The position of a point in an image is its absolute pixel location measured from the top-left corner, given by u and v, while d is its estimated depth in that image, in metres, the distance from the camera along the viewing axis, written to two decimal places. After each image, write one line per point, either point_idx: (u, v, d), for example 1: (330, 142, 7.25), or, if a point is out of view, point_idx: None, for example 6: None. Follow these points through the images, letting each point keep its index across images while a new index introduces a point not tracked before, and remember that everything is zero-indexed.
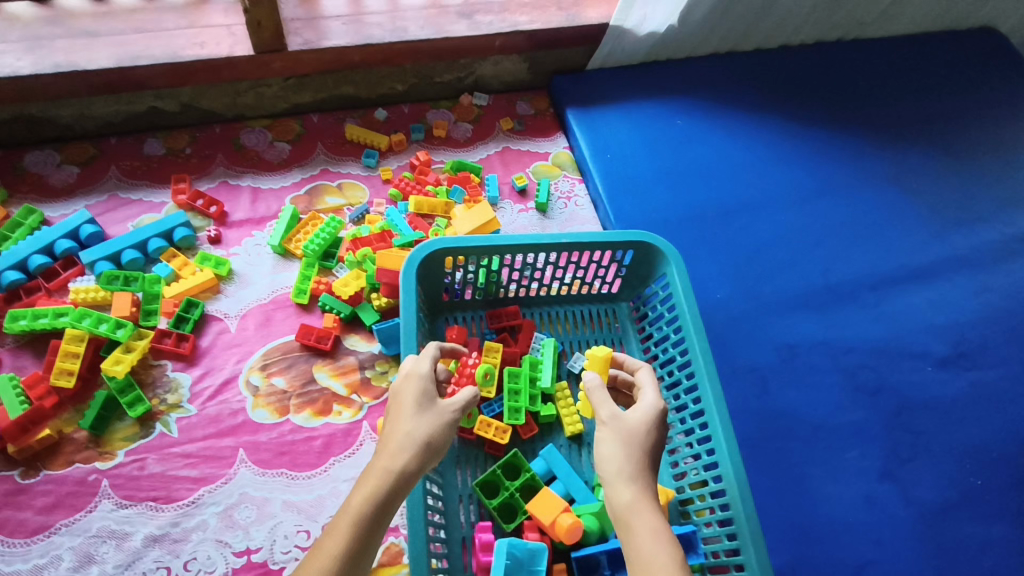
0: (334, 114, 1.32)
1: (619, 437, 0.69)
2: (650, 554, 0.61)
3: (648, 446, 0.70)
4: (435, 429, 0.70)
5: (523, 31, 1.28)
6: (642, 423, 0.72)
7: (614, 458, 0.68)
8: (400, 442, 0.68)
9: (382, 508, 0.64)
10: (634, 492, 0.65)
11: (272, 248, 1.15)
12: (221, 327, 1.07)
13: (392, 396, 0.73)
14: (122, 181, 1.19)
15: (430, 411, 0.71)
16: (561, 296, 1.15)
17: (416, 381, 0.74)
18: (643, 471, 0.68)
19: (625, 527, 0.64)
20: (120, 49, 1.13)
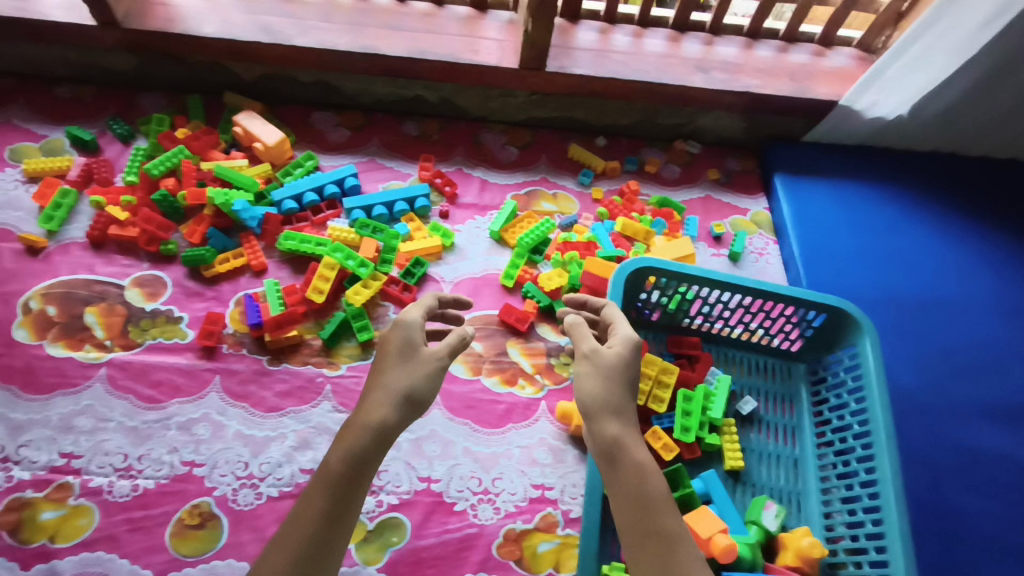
0: (561, 133, 1.46)
1: (596, 372, 0.87)
2: (646, 482, 0.79)
3: (626, 375, 0.88)
4: (416, 381, 0.85)
5: (752, 93, 1.37)
6: (623, 356, 0.90)
7: (603, 395, 0.86)
8: (385, 394, 0.83)
9: (359, 464, 0.78)
10: (618, 426, 0.84)
11: (490, 233, 1.29)
12: (437, 288, 1.22)
13: (380, 347, 0.89)
14: (381, 150, 1.38)
15: (409, 362, 0.87)
16: (741, 341, 1.21)
17: (401, 335, 0.90)
18: (625, 406, 0.86)
19: (613, 453, 0.82)
20: (413, 44, 1.31)
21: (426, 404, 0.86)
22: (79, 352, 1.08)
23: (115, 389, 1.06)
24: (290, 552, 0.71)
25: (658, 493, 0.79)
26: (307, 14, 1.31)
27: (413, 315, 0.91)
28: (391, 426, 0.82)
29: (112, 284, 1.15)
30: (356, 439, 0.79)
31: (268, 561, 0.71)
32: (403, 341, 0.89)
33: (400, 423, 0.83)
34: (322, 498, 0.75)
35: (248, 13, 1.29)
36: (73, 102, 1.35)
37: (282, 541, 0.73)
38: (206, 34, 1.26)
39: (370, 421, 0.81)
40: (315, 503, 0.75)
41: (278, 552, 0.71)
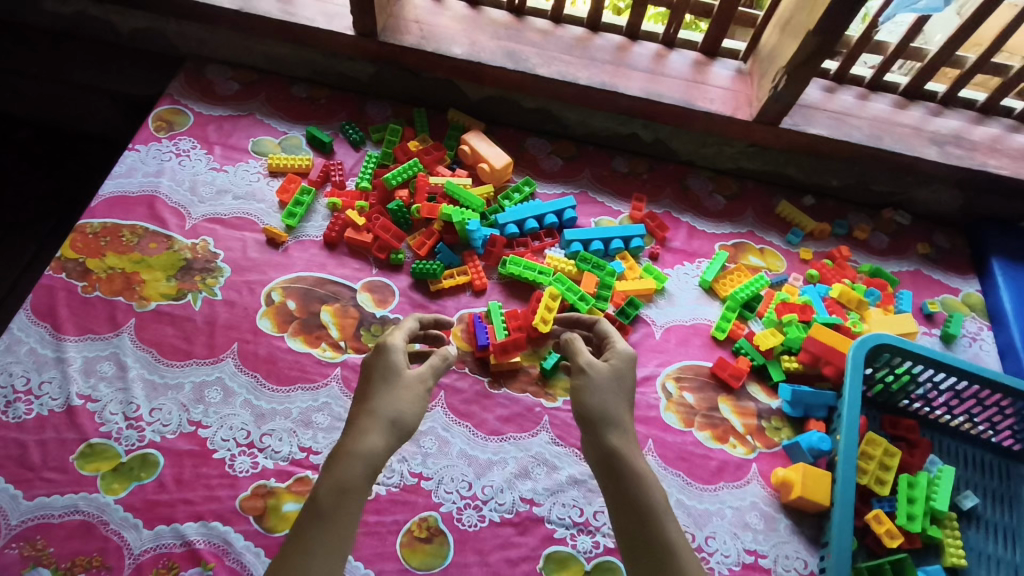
0: (767, 187, 1.45)
1: (596, 386, 0.94)
2: (644, 491, 0.83)
3: (620, 386, 0.94)
4: (401, 407, 0.87)
5: (989, 173, 1.32)
6: (620, 369, 0.96)
7: (600, 409, 0.91)
8: (372, 420, 0.85)
9: (345, 494, 0.78)
10: (616, 437, 0.89)
11: (700, 282, 1.30)
12: (649, 331, 1.23)
13: (362, 373, 0.92)
14: (592, 183, 1.41)
15: (393, 386, 0.90)
16: (961, 431, 1.16)
17: (384, 360, 0.92)
18: (621, 419, 0.91)
19: (612, 462, 0.87)
20: (650, 85, 1.32)
21: (412, 427, 0.88)
22: (317, 349, 1.13)
23: (349, 390, 1.09)
24: (296, 561, 0.72)
25: (659, 502, 0.83)
26: (550, 45, 1.36)
27: (397, 339, 0.94)
28: (382, 450, 0.83)
29: (344, 286, 1.20)
30: (346, 463, 0.80)
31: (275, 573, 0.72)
32: (388, 367, 0.92)
33: (389, 449, 0.84)
34: (313, 528, 0.75)
35: (497, 39, 1.34)
36: (307, 102, 1.42)
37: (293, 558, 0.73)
38: (455, 54, 1.30)
39: (359, 442, 0.83)
40: (316, 520, 0.76)
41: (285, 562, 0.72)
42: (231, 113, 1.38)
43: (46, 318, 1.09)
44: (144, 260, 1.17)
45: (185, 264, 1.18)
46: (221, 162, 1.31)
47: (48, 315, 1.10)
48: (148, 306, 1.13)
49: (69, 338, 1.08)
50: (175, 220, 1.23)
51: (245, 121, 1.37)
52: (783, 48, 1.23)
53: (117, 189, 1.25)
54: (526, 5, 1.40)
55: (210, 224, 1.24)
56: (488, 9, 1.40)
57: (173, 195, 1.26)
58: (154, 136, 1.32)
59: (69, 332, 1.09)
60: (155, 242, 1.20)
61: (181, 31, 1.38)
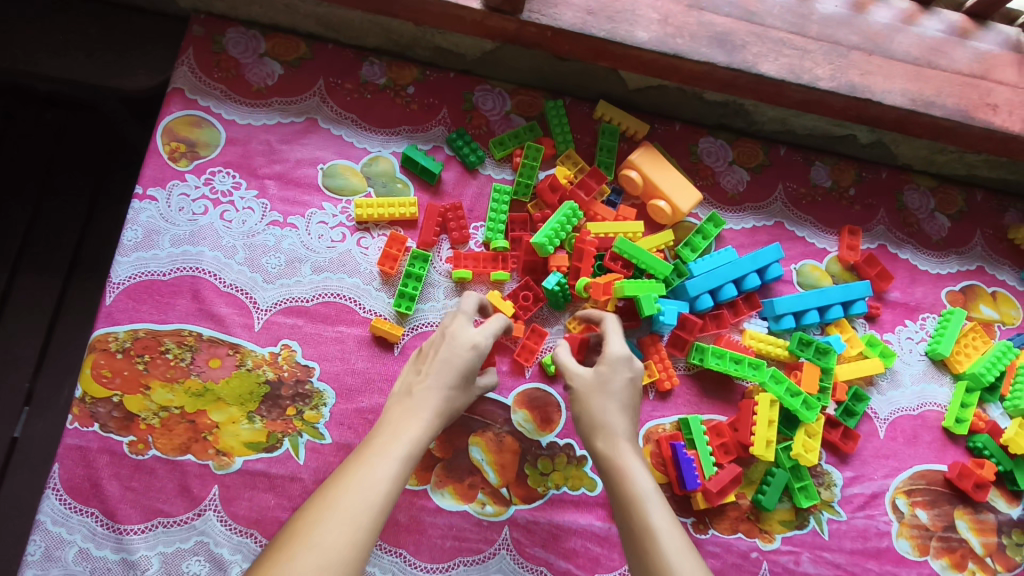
0: (997, 198, 1.12)
1: (587, 395, 0.80)
2: (631, 484, 0.72)
3: (611, 385, 0.80)
4: (459, 401, 0.78)
5: None
6: (608, 377, 0.80)
7: (587, 415, 0.79)
8: (421, 407, 0.75)
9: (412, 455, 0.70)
10: (604, 444, 0.76)
11: (928, 353, 1.02)
12: (872, 429, 0.98)
13: (435, 353, 0.79)
14: (788, 208, 1.04)
15: (459, 371, 0.78)
16: None
17: (467, 355, 0.79)
18: (615, 422, 0.78)
19: (607, 471, 0.75)
20: (915, 86, 0.92)
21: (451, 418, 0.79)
22: (474, 505, 0.84)
23: (524, 559, 0.84)
24: (352, 497, 0.63)
25: (659, 516, 0.69)
26: (768, 15, 0.90)
27: (489, 337, 0.81)
28: (429, 429, 0.73)
29: (493, 402, 0.88)
30: (410, 427, 0.72)
31: (314, 512, 0.61)
32: (464, 343, 0.79)
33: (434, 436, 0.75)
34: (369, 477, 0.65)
35: (696, 10, 0.88)
36: (387, 93, 0.94)
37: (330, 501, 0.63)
38: (641, 43, 0.85)
39: (418, 409, 0.75)
40: (379, 460, 0.68)
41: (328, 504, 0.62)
42: (281, 119, 0.91)
43: (90, 499, 0.76)
44: (209, 390, 0.81)
45: (270, 392, 0.83)
46: (280, 210, 0.88)
47: (93, 495, 0.76)
48: (231, 466, 0.80)
49: (133, 528, 0.76)
50: (238, 316, 0.84)
51: (303, 134, 0.91)
52: None
53: (138, 270, 0.83)
54: None
55: (287, 317, 0.85)
56: None
57: (224, 274, 0.85)
58: (170, 170, 0.86)
59: (130, 520, 0.76)
60: (216, 357, 0.82)
61: None
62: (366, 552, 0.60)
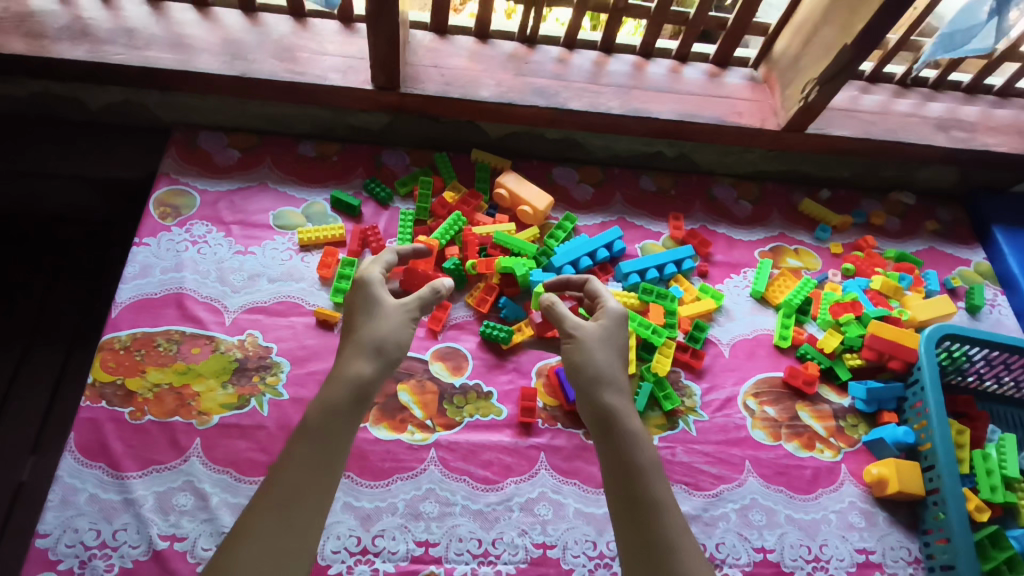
0: (787, 185, 1.49)
1: (590, 345, 0.92)
2: (638, 450, 0.82)
3: (609, 345, 0.92)
4: (384, 329, 0.89)
5: (993, 151, 1.39)
6: (607, 331, 0.94)
7: (590, 362, 0.90)
8: (353, 346, 0.88)
9: (334, 413, 0.81)
10: (609, 397, 0.87)
11: (752, 293, 1.32)
12: (717, 351, 1.25)
13: (351, 306, 0.94)
14: (626, 207, 1.39)
15: (362, 307, 0.92)
16: (1005, 396, 1.26)
17: (364, 291, 0.94)
18: (612, 375, 0.89)
19: (606, 423, 0.85)
20: (681, 106, 1.31)
21: (399, 347, 0.90)
22: (404, 433, 1.07)
23: (450, 471, 1.05)
24: (278, 490, 0.74)
25: (661, 485, 0.79)
26: (572, 75, 1.32)
27: (375, 272, 0.97)
28: (357, 368, 0.84)
29: (414, 358, 1.14)
30: (333, 389, 0.83)
31: (248, 518, 0.72)
32: (358, 287, 0.95)
33: (376, 370, 0.86)
34: (292, 465, 0.76)
35: (521, 76, 1.29)
36: (318, 161, 1.32)
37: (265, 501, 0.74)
38: (484, 98, 1.24)
39: (344, 356, 0.87)
40: (303, 442, 0.78)
41: (263, 507, 0.72)
42: (240, 185, 1.26)
43: (98, 456, 0.98)
44: (191, 369, 1.07)
45: (238, 366, 1.08)
46: (243, 243, 1.20)
47: (100, 453, 0.98)
48: (210, 421, 1.03)
49: (132, 474, 0.97)
50: (212, 316, 1.12)
51: (257, 193, 1.26)
52: (808, 61, 1.24)
53: (136, 292, 1.12)
54: (538, 34, 1.35)
55: (251, 314, 1.13)
56: (498, 41, 1.35)
57: (201, 289, 1.14)
58: (161, 225, 1.19)
59: (130, 468, 0.97)
60: (196, 346, 1.09)
61: (165, 101, 1.25)
62: (290, 534, 0.71)
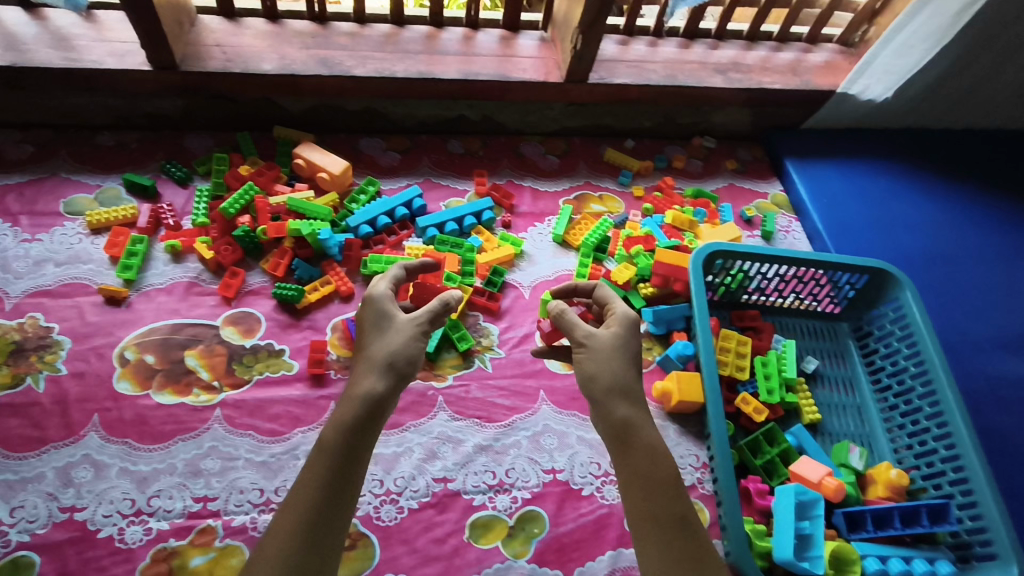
0: (592, 139, 1.58)
1: (597, 354, 0.93)
2: (659, 462, 0.85)
3: (622, 353, 0.93)
4: (400, 348, 0.92)
5: (766, 89, 1.52)
6: (619, 340, 0.94)
7: (602, 371, 0.91)
8: (367, 364, 0.91)
9: (354, 435, 0.84)
10: (625, 410, 0.88)
11: (553, 237, 1.38)
12: (517, 293, 1.29)
13: (360, 321, 0.98)
14: (433, 170, 1.45)
15: (375, 324, 0.96)
16: (791, 309, 1.35)
17: (375, 307, 0.97)
18: (627, 382, 0.90)
19: (624, 435, 0.87)
20: (464, 66, 1.39)
21: (410, 362, 0.93)
22: (188, 397, 1.07)
23: (235, 427, 1.06)
24: (297, 514, 0.79)
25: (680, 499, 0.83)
26: (361, 45, 1.38)
27: (381, 287, 1.00)
28: (372, 386, 0.88)
29: (205, 326, 1.16)
30: (346, 411, 0.86)
31: (276, 537, 0.78)
32: (372, 303, 0.98)
33: (388, 387, 0.89)
34: (312, 486, 0.80)
35: (307, 49, 1.34)
36: (119, 150, 1.34)
37: (284, 521, 0.79)
38: (266, 70, 1.29)
39: (361, 376, 0.90)
40: (319, 462, 0.82)
41: (281, 527, 0.78)
42: (30, 178, 1.27)
43: None
44: None
45: (16, 347, 1.08)
46: (30, 232, 1.20)
47: None
48: None
49: None
50: None
51: (49, 183, 1.27)
52: (573, 10, 1.34)
53: None
54: (328, 11, 1.41)
55: (34, 298, 1.13)
56: (288, 20, 1.40)
57: None
58: None
59: None
60: None
61: None
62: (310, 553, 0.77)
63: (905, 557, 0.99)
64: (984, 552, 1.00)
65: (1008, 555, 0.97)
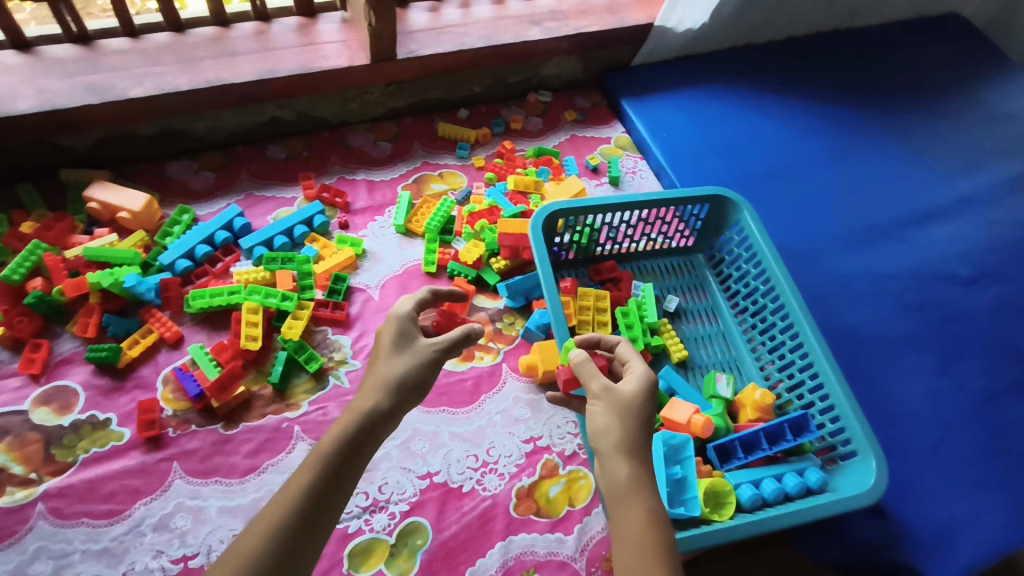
0: (424, 116, 1.50)
1: (614, 407, 0.81)
2: (656, 527, 0.72)
3: (638, 415, 0.80)
4: (410, 372, 0.83)
5: (585, 33, 1.49)
6: (635, 398, 0.82)
7: (612, 425, 0.79)
8: (375, 381, 0.81)
9: (351, 452, 0.75)
10: (630, 470, 0.75)
11: (395, 229, 1.32)
12: (366, 296, 1.23)
13: (376, 336, 0.88)
14: (254, 182, 1.34)
15: (391, 343, 0.86)
16: (647, 251, 1.34)
17: (394, 324, 0.87)
18: (639, 443, 0.78)
19: (623, 496, 0.74)
20: (259, 65, 1.27)
21: (417, 392, 0.83)
22: (3, 498, 0.93)
23: (64, 519, 0.93)
24: (257, 527, 0.67)
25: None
26: (135, 62, 1.24)
27: (409, 308, 0.90)
28: (371, 412, 0.78)
29: (10, 414, 1.01)
30: (344, 428, 0.76)
31: (234, 549, 0.66)
32: (388, 323, 0.88)
33: (388, 412, 0.79)
34: (284, 505, 0.69)
35: (70, 77, 1.19)
36: None
37: (239, 546, 0.66)
38: (24, 110, 1.13)
39: (368, 393, 0.81)
40: (302, 473, 0.72)
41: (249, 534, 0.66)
42: None
43: None
44: None
45: None
46: None
47: None
48: None
49: None
50: None
51: None
52: None
53: None
54: (89, 29, 1.25)
55: None
56: (44, 48, 1.23)
57: None
58: None
59: None
60: None
61: None
62: None
63: (776, 475, 1.02)
64: (846, 449, 1.04)
65: (865, 449, 1.01)
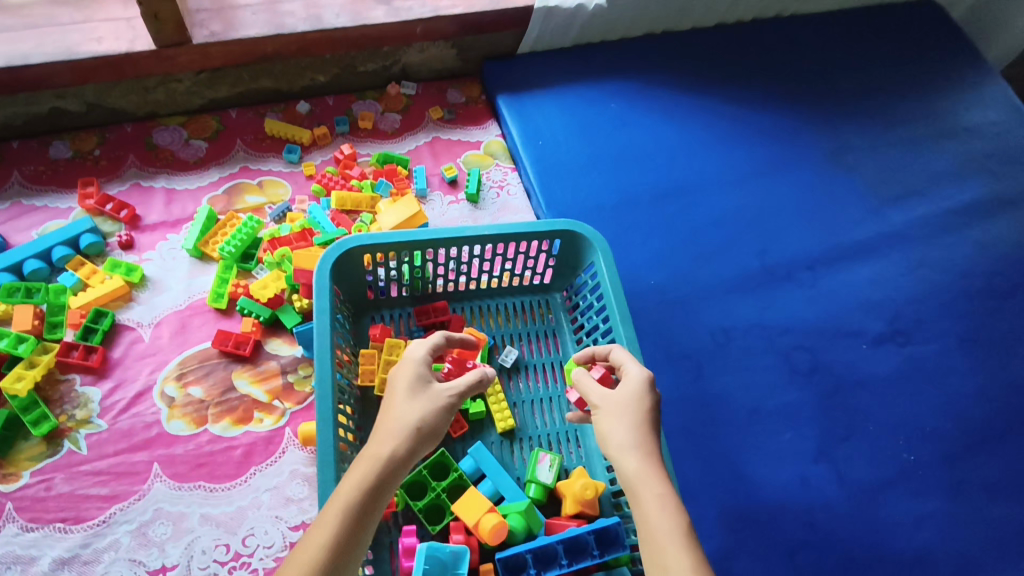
0: (253, 109, 1.27)
1: (614, 411, 0.71)
2: (673, 517, 0.62)
3: (644, 409, 0.71)
4: (427, 410, 0.72)
5: (445, 15, 1.24)
6: (637, 398, 0.72)
7: (617, 428, 0.69)
8: (391, 425, 0.70)
9: (367, 503, 0.64)
10: (638, 462, 0.66)
11: (187, 251, 1.10)
12: (135, 337, 1.03)
13: (389, 378, 0.75)
14: (25, 187, 1.12)
15: (404, 380, 0.74)
16: (492, 289, 1.12)
17: (411, 366, 0.75)
18: (647, 434, 0.69)
19: (633, 493, 0.65)
20: (10, 47, 1.04)
21: (434, 436, 0.72)
22: None
23: None
24: None
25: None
26: None
27: (422, 349, 0.78)
28: (391, 456, 0.67)
29: None
30: (357, 474, 0.65)
31: None
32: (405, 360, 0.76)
33: (409, 457, 0.69)
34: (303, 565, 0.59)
35: None
36: None
37: None
38: None
39: (381, 435, 0.69)
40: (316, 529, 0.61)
41: None
42: None
43: None
44: None
45: None
46: None
47: None
48: None
49: None
50: None
51: None
52: None
53: None
54: None
55: None
56: None
57: None
58: None
59: None
60: None
61: None
62: None
63: None
64: None
65: None
